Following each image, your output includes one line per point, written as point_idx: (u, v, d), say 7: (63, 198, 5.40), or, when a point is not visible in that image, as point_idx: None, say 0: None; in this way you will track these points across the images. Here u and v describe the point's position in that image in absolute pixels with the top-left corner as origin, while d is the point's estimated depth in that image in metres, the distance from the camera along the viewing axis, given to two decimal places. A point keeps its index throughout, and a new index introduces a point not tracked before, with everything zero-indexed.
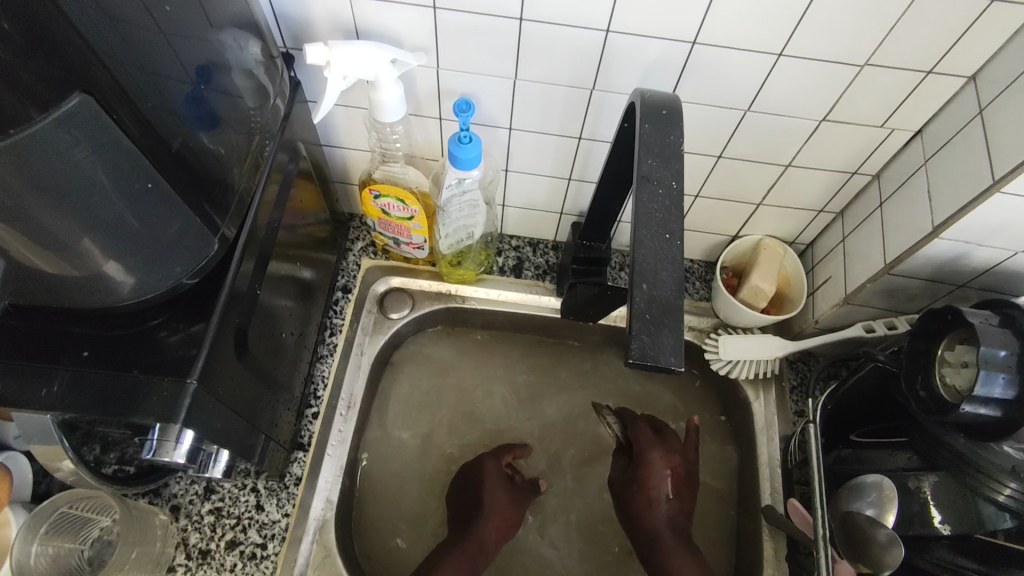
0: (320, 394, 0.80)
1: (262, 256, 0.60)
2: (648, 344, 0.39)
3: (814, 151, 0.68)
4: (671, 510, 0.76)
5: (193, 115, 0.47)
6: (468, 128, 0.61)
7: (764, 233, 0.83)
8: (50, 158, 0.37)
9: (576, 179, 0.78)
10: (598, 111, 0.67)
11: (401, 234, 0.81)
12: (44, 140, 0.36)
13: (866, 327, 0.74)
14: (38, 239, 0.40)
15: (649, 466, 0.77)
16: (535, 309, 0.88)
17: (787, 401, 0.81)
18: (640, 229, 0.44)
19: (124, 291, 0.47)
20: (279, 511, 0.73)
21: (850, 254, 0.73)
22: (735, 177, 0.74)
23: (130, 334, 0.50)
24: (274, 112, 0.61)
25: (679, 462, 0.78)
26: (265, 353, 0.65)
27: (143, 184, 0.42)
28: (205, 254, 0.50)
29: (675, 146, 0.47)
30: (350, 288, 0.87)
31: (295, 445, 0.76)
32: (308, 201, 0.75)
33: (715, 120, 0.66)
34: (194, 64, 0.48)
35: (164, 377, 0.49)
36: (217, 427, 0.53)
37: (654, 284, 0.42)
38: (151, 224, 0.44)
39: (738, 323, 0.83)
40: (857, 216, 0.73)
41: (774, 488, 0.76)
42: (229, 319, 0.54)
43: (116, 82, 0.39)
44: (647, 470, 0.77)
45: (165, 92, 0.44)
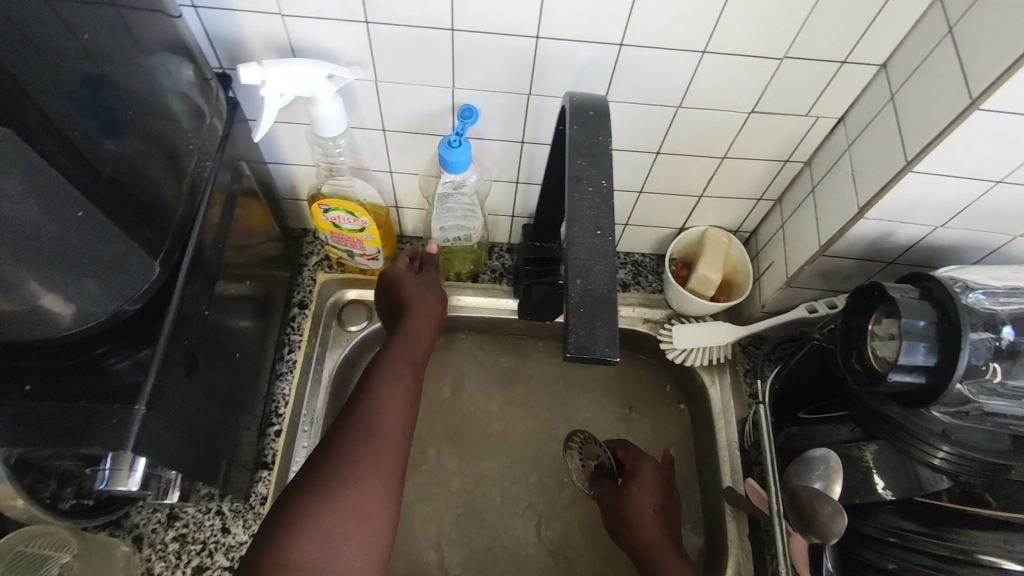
0: (282, 411, 0.79)
1: (209, 276, 0.60)
2: (584, 336, 0.41)
3: (746, 142, 0.71)
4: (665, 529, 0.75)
5: (121, 141, 0.47)
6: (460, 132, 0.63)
7: (708, 223, 0.86)
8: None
9: (523, 181, 0.79)
10: (537, 115, 0.69)
11: (354, 246, 0.81)
12: None
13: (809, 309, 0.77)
14: None
15: (641, 490, 0.77)
16: (493, 311, 0.89)
17: (741, 384, 0.83)
18: (573, 227, 0.45)
19: (64, 322, 0.47)
20: (245, 532, 0.73)
21: (788, 239, 0.76)
22: (676, 171, 0.76)
23: (74, 364, 0.50)
24: (211, 133, 0.60)
25: (666, 484, 0.78)
26: (221, 374, 0.65)
27: (74, 214, 0.42)
28: (146, 279, 0.50)
29: (604, 146, 0.49)
30: (307, 304, 0.87)
31: (258, 464, 0.76)
32: (257, 219, 0.75)
33: (650, 118, 0.68)
34: (118, 91, 0.48)
35: (112, 405, 0.48)
36: (171, 450, 0.53)
37: (588, 279, 0.43)
38: (86, 251, 0.44)
39: (690, 312, 0.85)
40: (792, 203, 0.77)
41: (734, 469, 0.78)
42: (176, 342, 0.53)
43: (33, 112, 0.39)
44: (640, 490, 0.76)
45: (87, 120, 0.44)
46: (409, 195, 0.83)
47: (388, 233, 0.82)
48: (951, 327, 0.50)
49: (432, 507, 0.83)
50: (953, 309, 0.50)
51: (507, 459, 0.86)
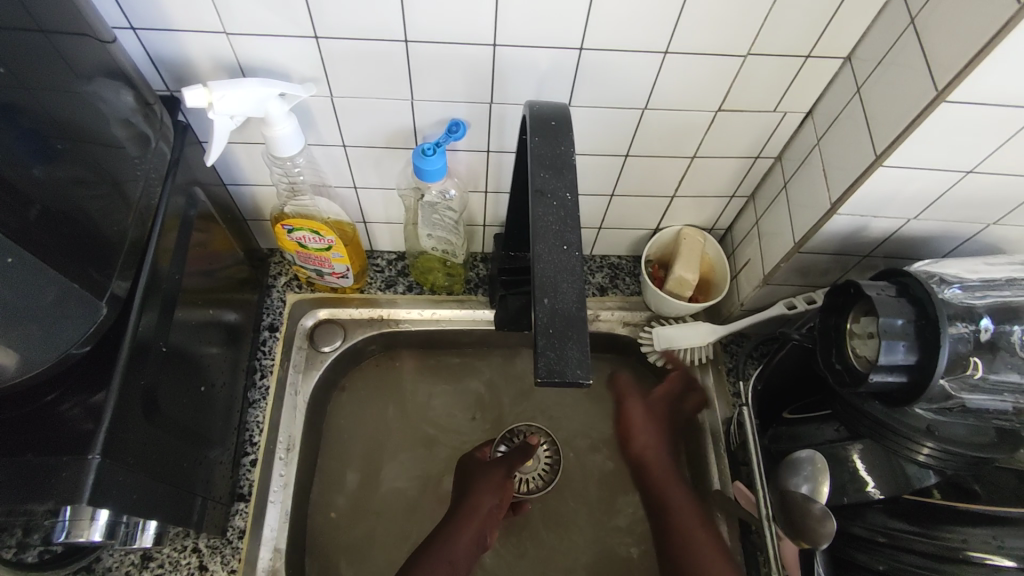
0: (257, 441, 0.77)
1: (167, 307, 0.58)
2: (554, 359, 0.39)
3: (715, 140, 0.70)
4: (662, 437, 0.81)
5: (51, 177, 0.44)
6: (436, 144, 0.63)
7: (682, 223, 0.85)
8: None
9: (492, 191, 0.78)
10: (501, 123, 0.67)
11: (323, 265, 0.79)
12: None
13: (787, 306, 0.76)
14: None
15: (644, 418, 0.82)
16: (469, 323, 0.87)
17: (725, 383, 0.82)
18: (537, 243, 0.43)
19: (6, 373, 0.44)
20: (224, 568, 0.70)
21: (763, 236, 0.75)
22: (646, 173, 0.75)
23: (27, 413, 0.47)
24: (159, 159, 0.58)
25: (663, 417, 0.82)
26: (187, 409, 0.62)
27: (1, 260, 0.39)
28: (94, 320, 0.47)
29: (567, 156, 0.47)
30: (277, 327, 0.85)
31: (235, 496, 0.74)
32: (219, 244, 0.72)
33: (616, 120, 0.67)
34: (48, 124, 0.45)
35: (62, 456, 0.46)
36: (133, 497, 0.50)
37: (555, 297, 0.41)
38: (21, 298, 0.41)
39: (670, 314, 0.84)
40: (766, 199, 0.76)
41: (722, 471, 0.78)
42: (133, 381, 0.51)
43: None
44: (649, 414, 0.82)
45: (6, 159, 0.41)
46: (377, 210, 0.81)
47: (356, 250, 0.80)
48: (929, 323, 0.49)
49: (418, 527, 0.81)
50: (931, 305, 0.50)
51: None
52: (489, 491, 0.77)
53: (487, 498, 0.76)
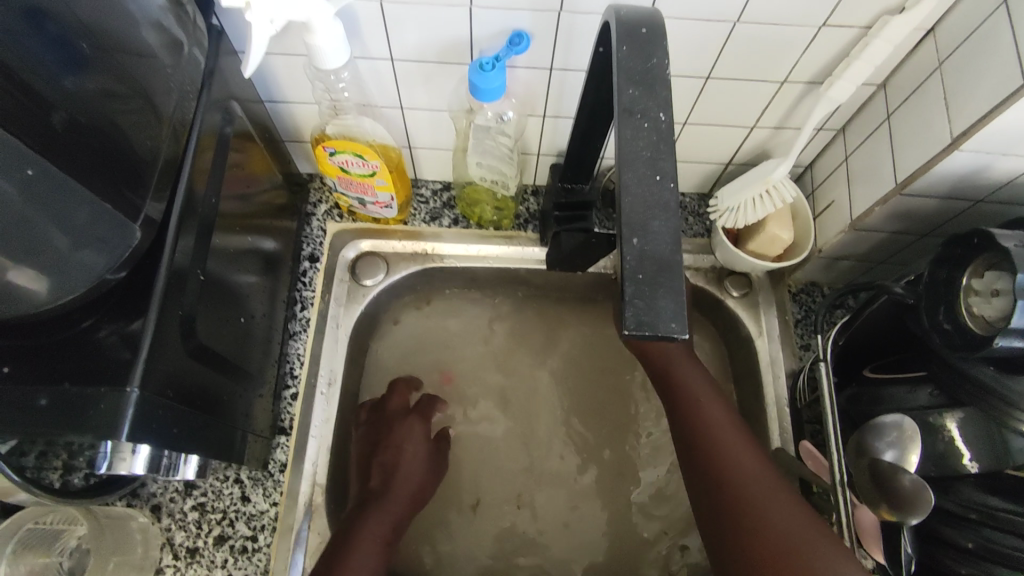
0: (298, 373, 0.74)
1: (203, 235, 0.53)
2: (644, 309, 0.33)
3: (812, 61, 0.61)
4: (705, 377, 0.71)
5: (86, 91, 0.39)
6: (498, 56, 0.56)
7: (757, 160, 0.77)
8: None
9: (551, 116, 0.70)
10: (568, 37, 0.59)
11: (365, 193, 0.74)
12: None
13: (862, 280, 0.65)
14: None
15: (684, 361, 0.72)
16: (519, 262, 0.82)
17: (793, 334, 0.79)
18: (625, 172, 0.37)
19: (37, 297, 0.41)
20: (266, 500, 0.68)
21: (856, 175, 0.68)
22: (726, 98, 0.67)
23: (60, 340, 0.44)
24: (193, 69, 0.52)
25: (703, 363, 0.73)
26: (227, 340, 0.59)
27: (23, 171, 0.35)
28: (127, 246, 0.43)
29: (659, 70, 0.40)
30: (317, 258, 0.80)
31: (276, 430, 0.71)
32: (257, 165, 0.67)
33: (703, 37, 0.59)
34: (75, 24, 0.38)
35: (100, 386, 0.42)
36: (174, 431, 0.48)
37: (646, 238, 0.35)
38: (52, 213, 0.37)
39: (738, 267, 0.78)
40: (861, 132, 0.67)
41: (783, 428, 0.75)
42: (170, 311, 0.47)
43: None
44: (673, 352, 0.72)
45: (36, 71, 0.36)
46: (425, 134, 0.75)
47: (401, 177, 0.74)
48: None
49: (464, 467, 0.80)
50: None
51: (539, 416, 0.82)
52: (400, 500, 0.71)
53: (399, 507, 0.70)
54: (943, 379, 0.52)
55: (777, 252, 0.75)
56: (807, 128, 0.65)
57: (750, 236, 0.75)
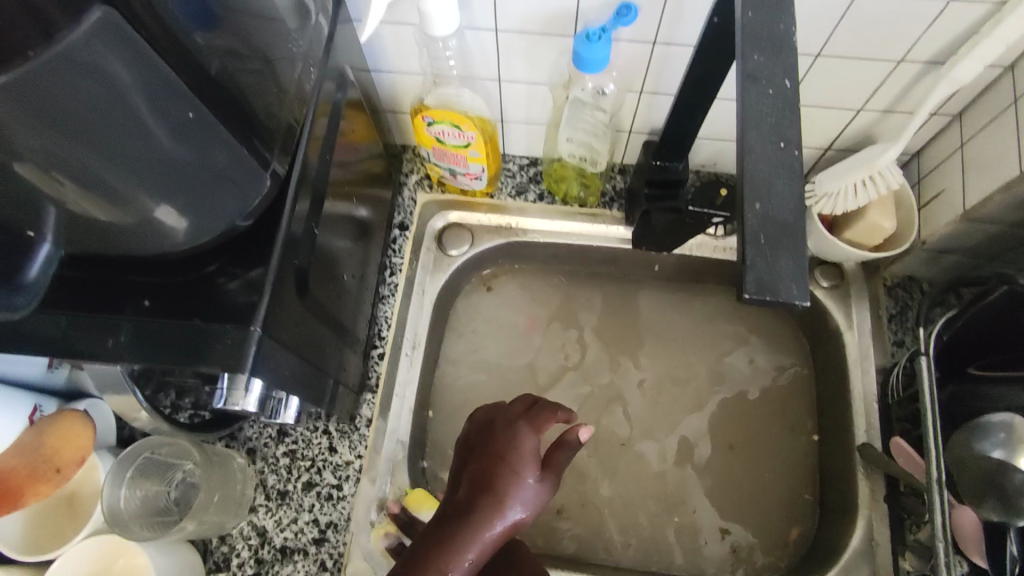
0: (385, 334, 0.77)
1: (316, 197, 0.56)
2: (766, 272, 0.33)
3: (935, 38, 0.58)
4: None
5: (213, 48, 0.39)
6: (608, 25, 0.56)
7: (861, 145, 0.74)
8: (84, 74, 0.32)
9: (649, 92, 0.70)
10: (677, 9, 0.58)
11: (457, 163, 0.76)
12: (76, 55, 0.31)
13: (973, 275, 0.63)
14: (84, 181, 0.37)
15: None
16: (601, 240, 0.83)
17: (885, 329, 0.76)
18: (750, 134, 0.37)
19: (175, 235, 0.44)
20: (351, 452, 0.72)
21: (973, 163, 0.65)
22: (836, 77, 0.65)
23: (188, 281, 0.47)
24: (314, 35, 0.54)
25: None
26: (328, 296, 0.62)
27: (184, 114, 0.38)
28: (257, 192, 0.46)
29: (785, 36, 0.39)
30: (407, 226, 0.83)
31: (364, 386, 0.75)
32: (360, 133, 0.70)
33: (821, 11, 0.57)
34: None
35: (227, 324, 0.45)
36: (286, 373, 0.51)
37: (770, 202, 0.35)
38: (199, 154, 0.40)
39: (832, 256, 0.76)
40: (982, 117, 0.64)
41: (871, 425, 0.72)
42: (288, 259, 0.50)
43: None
44: None
45: (175, 22, 0.35)
46: (520, 107, 0.76)
47: (493, 150, 0.76)
48: None
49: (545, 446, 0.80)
50: None
51: (614, 395, 0.82)
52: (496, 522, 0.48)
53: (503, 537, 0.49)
54: None
55: (875, 242, 0.73)
56: (924, 111, 0.62)
57: (848, 224, 0.73)
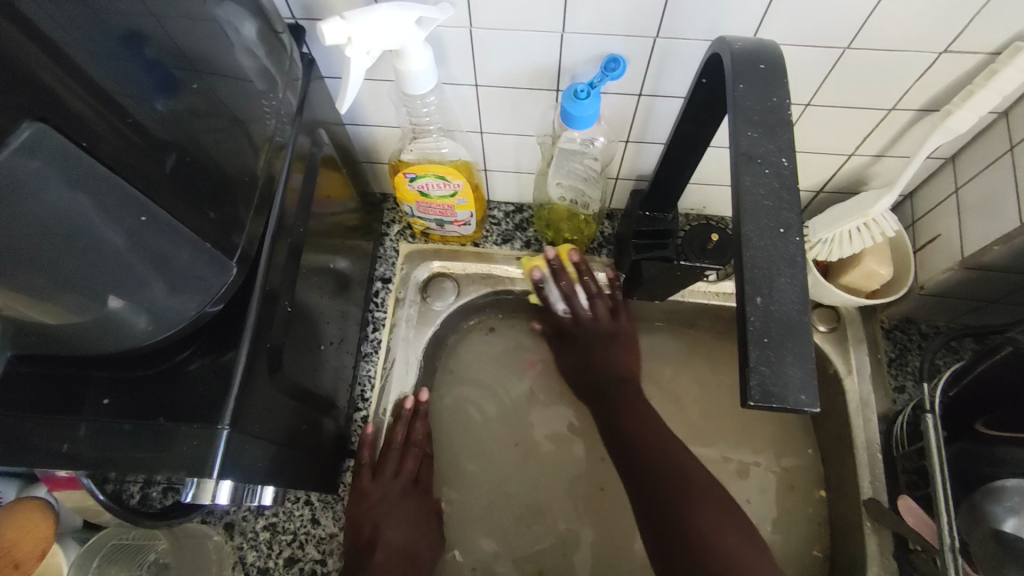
0: (368, 397, 0.74)
1: (294, 249, 0.54)
2: (771, 379, 0.31)
3: (926, 88, 0.57)
4: None
5: (173, 112, 0.37)
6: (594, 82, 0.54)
7: (852, 188, 0.73)
8: (24, 197, 0.30)
9: (636, 141, 0.68)
10: (662, 63, 0.57)
11: (445, 213, 0.74)
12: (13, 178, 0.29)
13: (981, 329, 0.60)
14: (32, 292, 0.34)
15: None
16: (592, 287, 0.80)
17: (885, 375, 0.74)
18: (747, 222, 0.34)
19: (136, 332, 0.41)
20: (335, 524, 0.68)
21: (968, 209, 0.63)
22: (825, 125, 0.63)
23: (154, 373, 0.44)
24: (286, 101, 0.51)
25: None
26: (305, 367, 0.59)
27: (136, 217, 0.35)
28: (224, 283, 0.43)
29: (780, 110, 0.37)
30: (390, 278, 0.80)
31: (346, 452, 0.71)
32: (334, 189, 0.67)
33: (809, 64, 0.55)
34: (174, 55, 0.38)
35: (192, 424, 0.42)
36: (261, 465, 0.47)
37: (772, 297, 0.32)
38: (158, 252, 0.37)
39: (830, 301, 0.74)
40: (976, 162, 0.62)
41: (875, 477, 0.70)
42: (260, 343, 0.47)
43: (39, 61, 0.29)
44: None
45: (127, 93, 0.34)
46: (503, 156, 0.73)
47: (480, 196, 0.73)
48: None
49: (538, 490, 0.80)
50: None
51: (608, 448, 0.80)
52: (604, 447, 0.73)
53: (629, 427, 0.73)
54: None
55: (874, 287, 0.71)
56: (919, 158, 0.60)
57: (843, 270, 0.71)
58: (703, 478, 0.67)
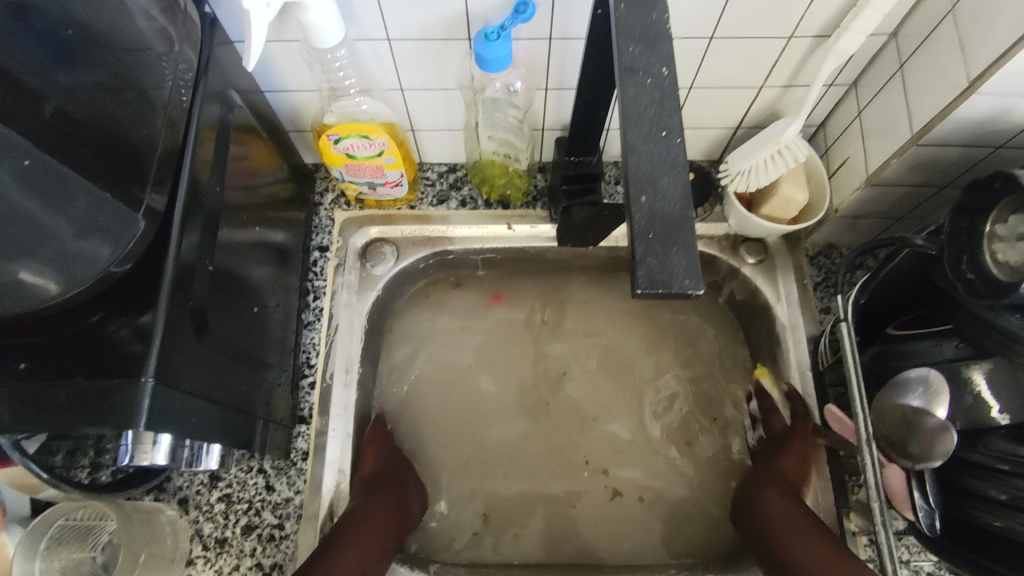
0: (314, 363, 0.74)
1: (211, 229, 0.53)
2: (657, 268, 0.33)
3: (818, 13, 0.59)
4: None
5: (78, 84, 0.41)
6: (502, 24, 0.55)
7: (767, 123, 0.76)
8: None
9: (554, 88, 0.69)
10: (566, 4, 0.58)
11: (376, 175, 0.74)
12: None
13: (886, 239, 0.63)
14: None
15: None
16: (530, 240, 0.81)
17: (811, 298, 0.77)
18: (630, 129, 0.36)
19: (47, 293, 0.41)
20: (290, 488, 0.69)
21: (869, 130, 0.66)
22: (731, 59, 0.65)
23: (72, 335, 0.44)
24: (185, 64, 0.51)
25: None
26: (240, 331, 0.59)
27: (17, 160, 0.35)
28: (133, 234, 0.43)
29: (659, 25, 0.39)
30: (327, 247, 0.80)
31: (296, 419, 0.72)
32: (260, 158, 0.67)
33: None
34: (66, 26, 0.41)
35: (114, 379, 0.42)
36: (194, 421, 0.48)
37: (655, 195, 0.34)
38: (53, 200, 0.37)
39: (753, 233, 0.77)
40: (874, 84, 0.65)
41: (807, 393, 0.74)
42: (181, 300, 0.47)
43: None
44: None
45: (21, 64, 0.38)
46: (429, 114, 0.74)
47: (408, 154, 0.74)
48: None
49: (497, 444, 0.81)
50: None
51: (558, 395, 0.83)
52: (775, 488, 0.69)
53: (773, 492, 0.69)
54: (965, 334, 0.51)
55: (792, 215, 0.74)
56: (818, 83, 0.63)
57: (763, 200, 0.74)
58: (802, 518, 0.65)
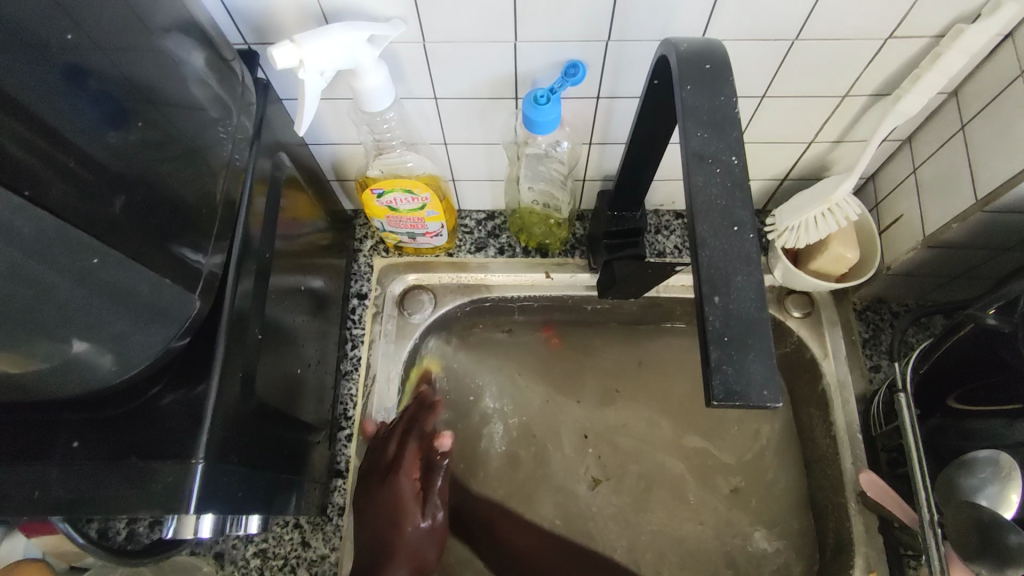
0: (351, 414, 0.74)
1: (262, 268, 0.53)
2: (733, 376, 0.31)
3: (876, 74, 0.58)
4: None
5: (128, 141, 0.38)
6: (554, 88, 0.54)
7: (815, 175, 0.74)
8: None
9: (598, 143, 0.68)
10: (617, 66, 0.57)
11: (416, 227, 0.73)
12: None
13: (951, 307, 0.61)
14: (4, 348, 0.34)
15: None
16: (568, 290, 0.80)
17: (860, 356, 0.75)
18: (701, 222, 0.35)
19: (107, 370, 0.41)
20: (326, 545, 0.68)
21: (926, 189, 0.64)
22: (783, 116, 0.64)
23: (123, 412, 0.44)
24: (241, 129, 0.51)
25: None
26: (282, 393, 0.58)
27: (88, 260, 0.35)
28: (187, 315, 0.43)
29: (727, 108, 0.38)
30: (365, 294, 0.80)
31: (333, 472, 0.71)
32: (303, 210, 0.67)
33: (761, 57, 0.56)
34: (120, 86, 0.38)
35: (167, 460, 0.42)
36: (240, 494, 0.47)
37: (729, 294, 0.33)
38: (118, 287, 0.37)
39: (800, 287, 0.75)
40: (931, 142, 0.63)
41: (857, 457, 0.71)
42: (231, 372, 0.47)
43: None
44: None
45: (77, 133, 0.35)
46: (471, 165, 0.73)
47: (449, 206, 0.73)
48: None
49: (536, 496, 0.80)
50: None
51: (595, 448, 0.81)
52: None
53: None
54: None
55: (843, 271, 0.72)
56: (874, 142, 0.61)
57: (812, 255, 0.72)
58: None
